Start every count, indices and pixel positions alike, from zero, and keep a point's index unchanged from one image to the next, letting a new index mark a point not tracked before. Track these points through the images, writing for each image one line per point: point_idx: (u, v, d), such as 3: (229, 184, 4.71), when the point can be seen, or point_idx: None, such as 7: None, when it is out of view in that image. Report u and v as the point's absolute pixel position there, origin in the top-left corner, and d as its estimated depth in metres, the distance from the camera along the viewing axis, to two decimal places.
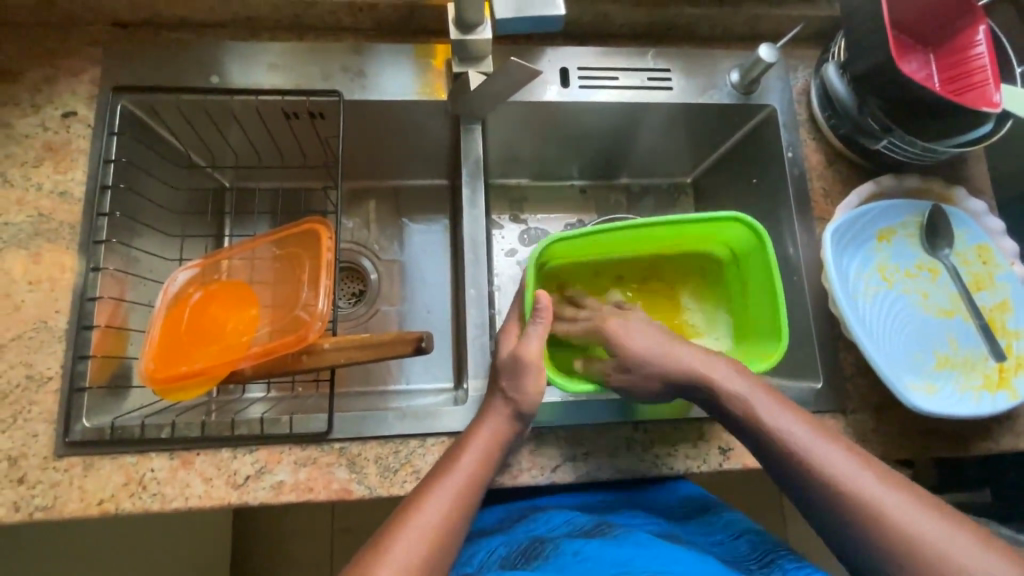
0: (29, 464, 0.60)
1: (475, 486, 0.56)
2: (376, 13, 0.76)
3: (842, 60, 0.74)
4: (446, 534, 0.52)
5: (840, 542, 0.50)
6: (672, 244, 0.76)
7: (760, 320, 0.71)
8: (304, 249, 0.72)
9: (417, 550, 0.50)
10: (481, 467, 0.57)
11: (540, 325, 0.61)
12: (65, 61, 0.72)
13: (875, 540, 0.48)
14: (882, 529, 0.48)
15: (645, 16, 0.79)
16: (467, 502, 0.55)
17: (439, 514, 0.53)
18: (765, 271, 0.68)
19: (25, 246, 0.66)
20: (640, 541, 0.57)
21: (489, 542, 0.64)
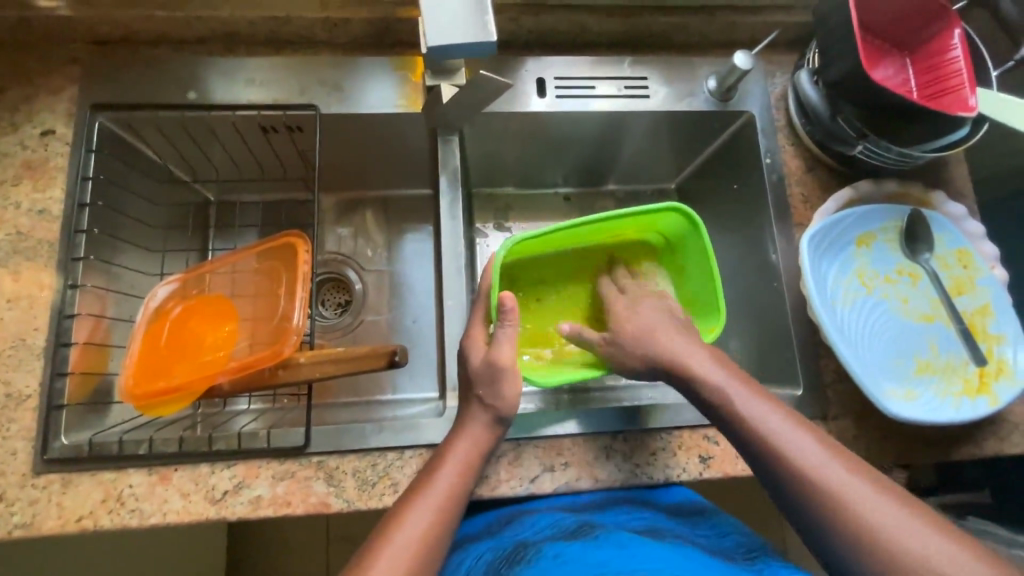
0: (7, 482, 0.61)
1: (453, 499, 0.56)
2: (351, 26, 0.76)
3: (816, 66, 0.74)
4: (429, 539, 0.53)
5: (807, 532, 0.50)
6: (614, 234, 0.76)
7: (701, 299, 0.73)
8: (283, 262, 0.72)
9: (400, 562, 0.50)
10: (464, 476, 0.58)
11: (510, 327, 0.61)
12: (44, 80, 0.72)
13: (840, 530, 0.48)
14: (849, 518, 0.48)
15: (621, 25, 0.79)
16: (443, 513, 0.55)
17: (421, 528, 0.53)
18: (702, 255, 0.71)
19: (4, 264, 0.66)
20: (620, 542, 0.57)
21: (477, 549, 0.65)
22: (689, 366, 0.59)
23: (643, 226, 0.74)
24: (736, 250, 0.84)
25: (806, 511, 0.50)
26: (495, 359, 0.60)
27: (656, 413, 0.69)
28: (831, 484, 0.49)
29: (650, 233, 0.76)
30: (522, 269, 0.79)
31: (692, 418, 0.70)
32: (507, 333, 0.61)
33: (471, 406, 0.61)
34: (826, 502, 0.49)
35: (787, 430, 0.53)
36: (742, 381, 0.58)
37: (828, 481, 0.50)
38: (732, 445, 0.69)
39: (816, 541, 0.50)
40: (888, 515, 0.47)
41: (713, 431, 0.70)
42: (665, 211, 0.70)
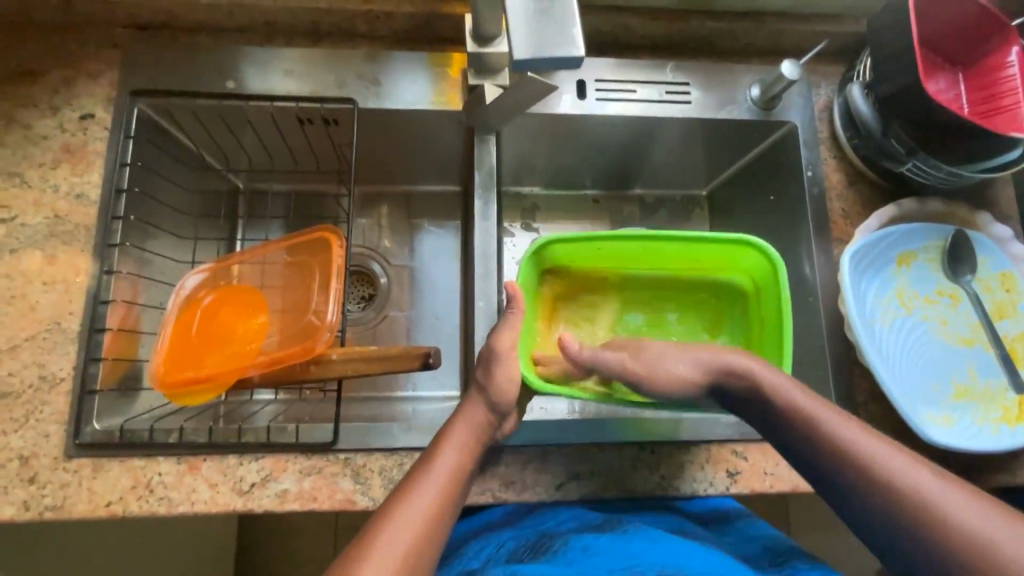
0: (40, 464, 0.61)
1: (450, 495, 0.53)
2: (392, 20, 0.75)
3: (867, 79, 0.72)
4: (436, 513, 0.51)
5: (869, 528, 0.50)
6: (702, 266, 0.76)
7: (772, 349, 0.68)
8: (315, 256, 0.72)
9: (406, 541, 0.48)
10: (464, 457, 0.56)
11: (514, 315, 0.62)
12: (85, 64, 0.72)
13: (915, 531, 0.47)
14: (905, 500, 0.48)
15: (665, 28, 0.77)
16: (446, 501, 0.53)
17: (426, 505, 0.51)
18: (776, 303, 0.68)
19: (40, 247, 0.66)
20: (650, 537, 0.57)
21: (498, 537, 0.64)
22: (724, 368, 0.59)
23: (726, 262, 0.74)
24: None
25: (876, 510, 0.49)
26: (499, 343, 0.60)
27: (687, 428, 0.68)
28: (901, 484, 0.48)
29: (734, 272, 0.76)
30: (559, 277, 0.78)
31: (721, 433, 0.69)
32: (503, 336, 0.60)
33: (501, 401, 0.60)
34: (882, 485, 0.49)
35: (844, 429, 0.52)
36: (797, 382, 0.56)
37: (899, 481, 0.48)
38: (761, 461, 0.69)
39: (884, 539, 0.49)
40: (947, 497, 0.47)
41: (742, 447, 0.69)
42: (746, 246, 0.70)
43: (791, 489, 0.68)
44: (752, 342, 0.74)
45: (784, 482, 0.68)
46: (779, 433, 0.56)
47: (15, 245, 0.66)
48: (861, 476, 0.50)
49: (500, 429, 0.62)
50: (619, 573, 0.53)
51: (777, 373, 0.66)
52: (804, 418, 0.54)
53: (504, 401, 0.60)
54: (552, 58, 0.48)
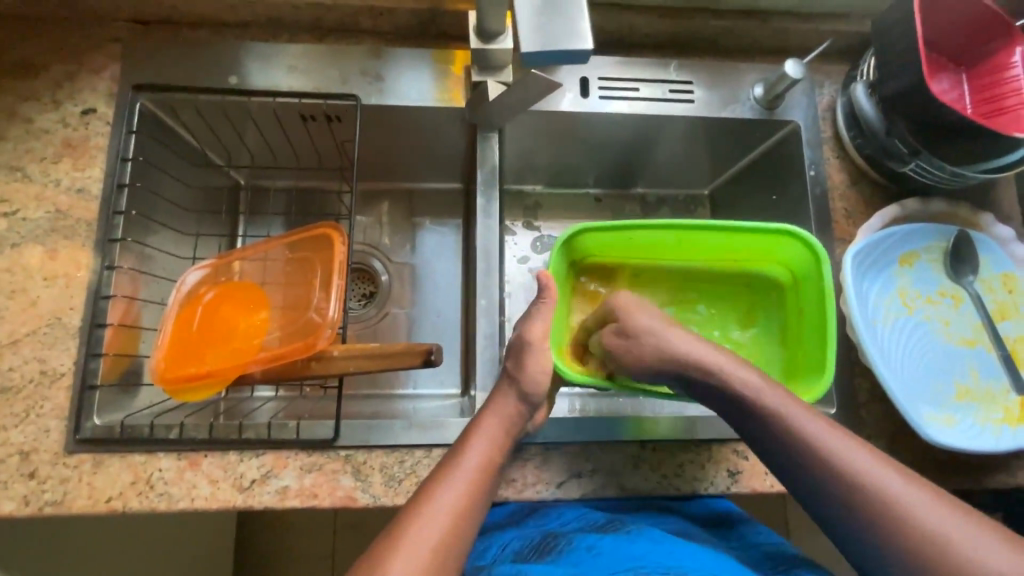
0: (40, 459, 0.61)
1: (481, 487, 0.53)
2: (395, 16, 0.75)
3: (871, 79, 0.72)
4: (467, 507, 0.51)
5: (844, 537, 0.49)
6: (738, 258, 0.76)
7: (813, 344, 0.68)
8: (317, 253, 0.72)
9: (439, 535, 0.48)
10: (494, 449, 0.56)
11: (546, 305, 0.62)
12: (86, 58, 0.72)
13: (882, 533, 0.46)
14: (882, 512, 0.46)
15: (668, 27, 0.77)
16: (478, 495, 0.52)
17: (456, 499, 0.51)
18: (819, 297, 0.68)
19: (41, 242, 0.66)
20: (654, 538, 0.57)
21: (501, 536, 0.63)
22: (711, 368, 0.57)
23: (764, 253, 0.74)
24: None
25: (848, 511, 0.48)
26: (530, 334, 0.60)
27: (689, 428, 0.68)
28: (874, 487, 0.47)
29: (771, 265, 0.75)
30: (585, 268, 0.78)
31: (722, 432, 0.68)
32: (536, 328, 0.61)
33: (502, 399, 0.60)
34: (858, 496, 0.47)
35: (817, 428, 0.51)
36: (773, 382, 0.55)
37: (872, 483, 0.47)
38: (762, 461, 0.69)
39: (860, 551, 0.48)
40: (925, 511, 0.46)
41: (743, 447, 0.69)
42: (788, 238, 0.69)
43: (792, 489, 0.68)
44: (790, 331, 0.75)
45: (785, 482, 0.67)
46: (751, 431, 0.54)
47: (16, 240, 0.66)
48: (835, 477, 0.49)
49: (531, 422, 0.62)
50: (623, 572, 0.52)
51: (816, 370, 0.66)
52: (778, 417, 0.53)
53: (511, 397, 0.59)
54: (561, 53, 0.49)
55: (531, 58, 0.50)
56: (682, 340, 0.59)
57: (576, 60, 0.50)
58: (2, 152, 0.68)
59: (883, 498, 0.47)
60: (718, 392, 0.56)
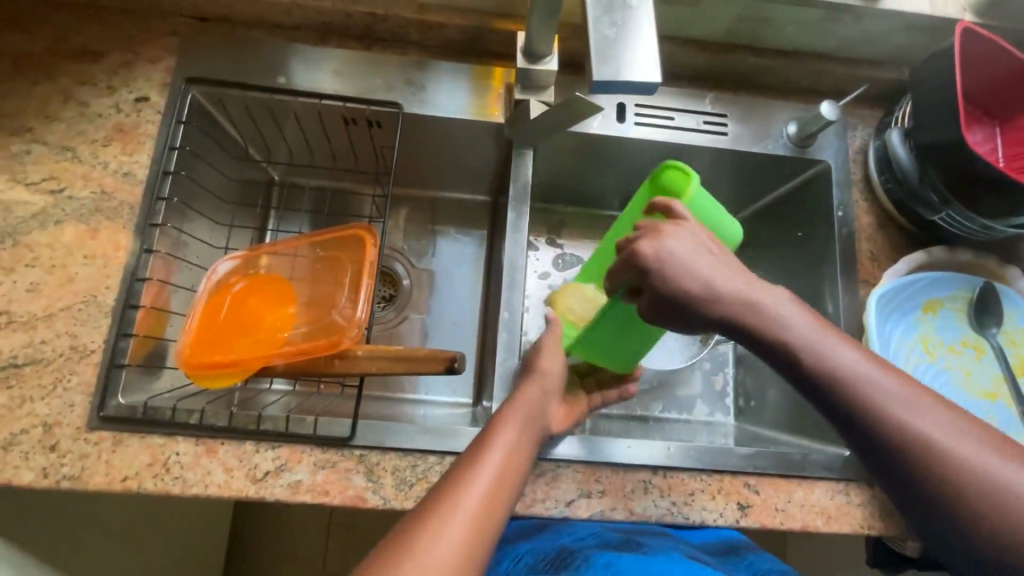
0: (62, 433, 0.62)
1: (504, 484, 0.52)
2: (444, 31, 0.77)
3: (907, 126, 0.72)
4: (492, 507, 0.50)
5: (899, 488, 0.45)
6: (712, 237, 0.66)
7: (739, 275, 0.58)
8: (347, 253, 0.74)
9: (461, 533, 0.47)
10: (518, 447, 0.56)
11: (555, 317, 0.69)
12: (145, 48, 0.75)
13: (945, 490, 0.43)
14: (940, 462, 0.43)
15: (708, 60, 0.79)
16: (502, 493, 0.52)
17: (480, 497, 0.50)
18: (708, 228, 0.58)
19: (84, 221, 0.68)
20: (671, 559, 0.58)
21: (515, 550, 0.66)
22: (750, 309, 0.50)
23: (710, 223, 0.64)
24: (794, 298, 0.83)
25: (909, 467, 0.44)
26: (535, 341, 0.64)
27: (699, 454, 0.69)
28: (921, 433, 0.44)
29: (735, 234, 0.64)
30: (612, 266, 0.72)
31: (733, 463, 0.69)
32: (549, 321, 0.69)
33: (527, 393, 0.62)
34: (911, 446, 0.44)
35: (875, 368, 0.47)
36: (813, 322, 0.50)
37: (930, 436, 0.44)
38: (772, 497, 0.68)
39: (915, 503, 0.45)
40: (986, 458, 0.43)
41: (755, 480, 0.69)
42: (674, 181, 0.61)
43: (801, 527, 0.68)
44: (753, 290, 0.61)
45: (795, 520, 0.67)
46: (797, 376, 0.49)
47: (60, 217, 0.68)
48: (884, 422, 0.45)
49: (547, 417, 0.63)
50: None
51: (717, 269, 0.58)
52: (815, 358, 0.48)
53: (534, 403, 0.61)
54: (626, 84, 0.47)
55: (600, 89, 0.47)
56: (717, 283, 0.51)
57: (644, 93, 0.48)
58: (55, 132, 0.70)
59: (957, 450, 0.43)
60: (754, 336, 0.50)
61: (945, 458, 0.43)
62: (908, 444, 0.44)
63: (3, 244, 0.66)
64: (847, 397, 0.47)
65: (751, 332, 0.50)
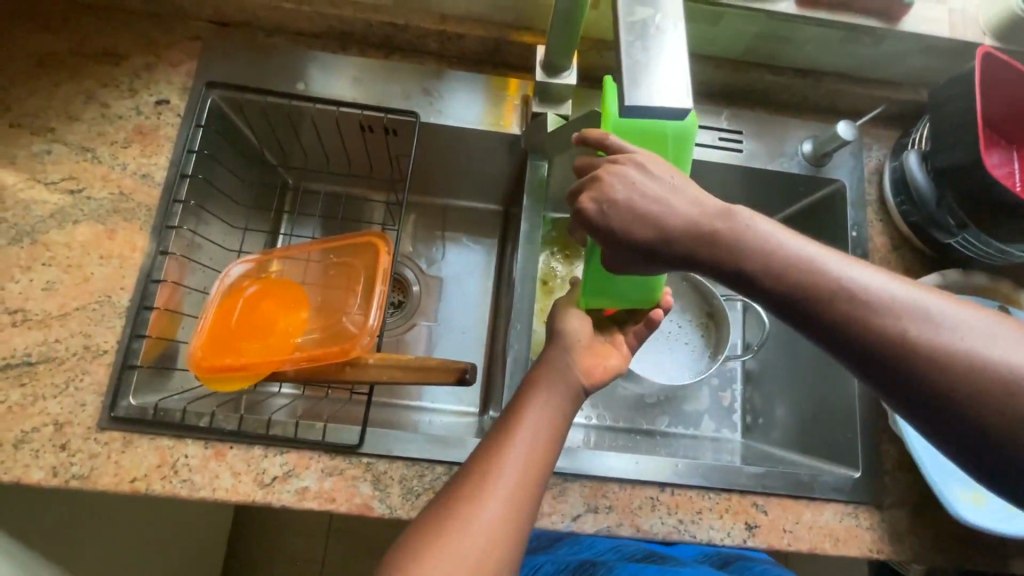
0: (72, 432, 0.62)
1: (527, 490, 0.50)
2: (462, 42, 0.78)
3: (925, 149, 0.72)
4: (514, 519, 0.48)
5: (926, 411, 0.41)
6: None
7: None
8: (360, 260, 0.74)
9: (490, 531, 0.47)
10: (540, 450, 0.52)
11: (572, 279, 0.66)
12: (167, 52, 0.75)
13: (977, 399, 0.39)
14: (967, 369, 0.39)
15: (725, 77, 0.79)
16: (523, 501, 0.49)
17: (500, 510, 0.48)
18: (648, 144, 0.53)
19: (102, 221, 0.69)
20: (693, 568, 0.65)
21: (539, 558, 0.73)
22: (719, 240, 0.47)
23: None
24: None
25: (929, 382, 0.40)
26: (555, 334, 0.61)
27: (708, 472, 0.69)
28: (936, 339, 0.40)
29: None
30: None
31: (743, 482, 0.68)
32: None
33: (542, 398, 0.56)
34: (927, 355, 0.40)
35: (853, 272, 0.43)
36: (790, 240, 0.46)
37: (944, 340, 0.40)
38: (780, 517, 0.68)
39: (948, 423, 0.40)
40: (1008, 350, 0.39)
41: (763, 500, 0.68)
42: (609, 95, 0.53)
43: (809, 549, 0.67)
44: None
45: (803, 542, 0.67)
46: (785, 309, 0.45)
47: (78, 217, 0.68)
48: (889, 339, 0.41)
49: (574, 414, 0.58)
50: None
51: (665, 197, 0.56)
52: (802, 284, 0.44)
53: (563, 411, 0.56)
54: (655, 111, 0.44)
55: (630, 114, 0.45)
56: (676, 214, 0.48)
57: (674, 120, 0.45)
58: (76, 132, 0.71)
59: (951, 349, 0.39)
60: (729, 269, 0.47)
61: (968, 362, 0.39)
62: (901, 353, 0.41)
63: (20, 242, 0.66)
64: (842, 317, 0.43)
65: (725, 265, 0.47)
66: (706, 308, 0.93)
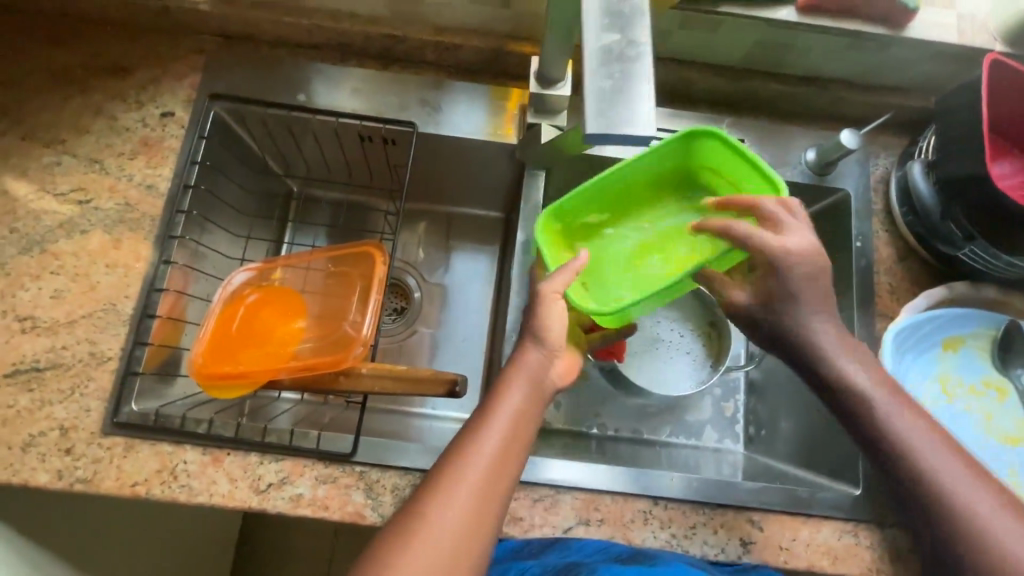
0: (77, 437, 0.64)
1: (495, 484, 0.50)
2: (460, 52, 0.78)
3: (930, 159, 0.70)
4: (482, 513, 0.49)
5: (904, 500, 0.55)
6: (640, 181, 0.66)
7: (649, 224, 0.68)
8: (358, 269, 0.75)
9: (453, 533, 0.48)
10: (512, 443, 0.52)
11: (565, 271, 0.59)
12: (172, 65, 0.77)
13: (934, 505, 0.53)
14: (931, 485, 0.53)
15: (726, 85, 0.78)
16: (492, 495, 0.50)
17: (469, 504, 0.49)
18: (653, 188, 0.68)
19: (108, 231, 0.71)
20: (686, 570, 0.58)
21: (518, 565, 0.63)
22: (815, 347, 0.58)
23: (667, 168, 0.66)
24: None
25: (909, 484, 0.54)
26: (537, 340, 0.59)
27: (704, 486, 0.68)
28: (921, 458, 0.54)
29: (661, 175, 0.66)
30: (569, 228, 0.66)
31: (738, 497, 0.67)
32: (575, 263, 0.58)
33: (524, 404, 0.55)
34: (906, 464, 0.54)
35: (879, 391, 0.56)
36: (849, 350, 0.59)
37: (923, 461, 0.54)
38: (777, 534, 0.67)
39: (911, 511, 0.54)
40: (964, 486, 0.52)
41: (759, 517, 0.67)
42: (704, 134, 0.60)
43: (806, 567, 0.66)
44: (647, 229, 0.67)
45: (799, 560, 0.66)
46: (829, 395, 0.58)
47: (85, 227, 0.70)
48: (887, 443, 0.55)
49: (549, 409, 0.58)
50: None
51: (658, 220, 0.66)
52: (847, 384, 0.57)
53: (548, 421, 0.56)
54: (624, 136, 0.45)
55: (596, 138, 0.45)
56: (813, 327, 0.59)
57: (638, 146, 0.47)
58: (84, 144, 0.73)
59: (927, 469, 0.53)
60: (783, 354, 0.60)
61: (934, 479, 0.53)
62: (898, 455, 0.54)
63: (31, 252, 0.69)
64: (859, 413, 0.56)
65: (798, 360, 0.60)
66: (707, 317, 0.92)
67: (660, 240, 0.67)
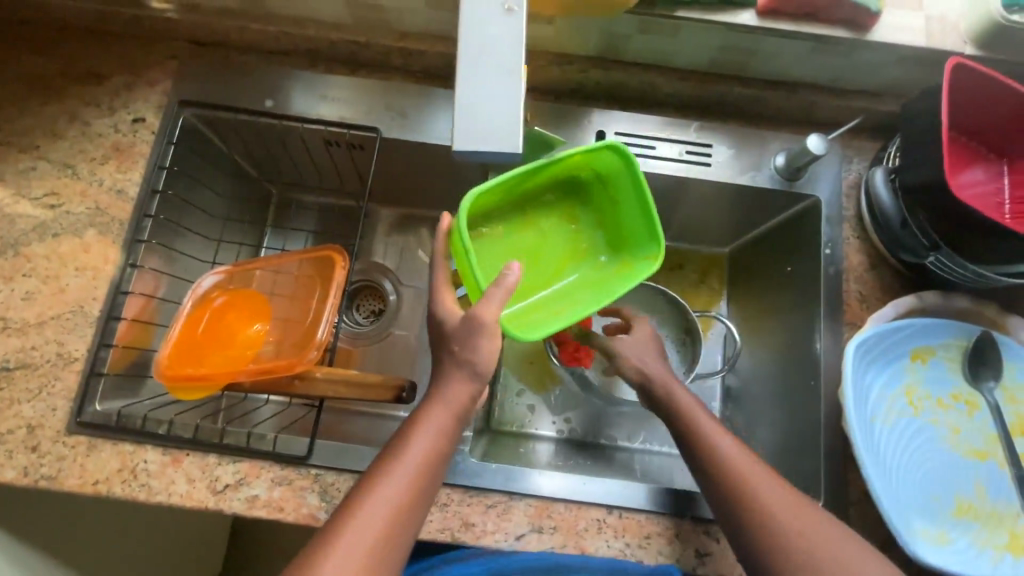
0: (43, 435, 0.66)
1: (417, 491, 0.53)
2: (425, 57, 0.79)
3: (892, 166, 0.69)
4: (403, 517, 0.51)
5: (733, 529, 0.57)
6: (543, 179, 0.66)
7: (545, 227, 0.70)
8: (320, 273, 0.75)
9: (369, 538, 0.50)
10: (437, 453, 0.54)
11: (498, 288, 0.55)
12: (144, 72, 0.79)
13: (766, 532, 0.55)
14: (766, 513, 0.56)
15: (692, 89, 0.77)
16: (416, 498, 0.52)
17: (388, 509, 0.51)
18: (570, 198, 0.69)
19: (79, 235, 0.72)
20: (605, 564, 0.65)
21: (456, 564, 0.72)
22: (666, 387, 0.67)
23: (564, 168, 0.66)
24: (781, 336, 0.80)
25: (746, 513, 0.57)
26: None
27: (659, 496, 0.67)
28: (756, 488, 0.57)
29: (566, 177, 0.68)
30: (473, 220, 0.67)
31: (695, 508, 0.66)
32: (509, 281, 0.55)
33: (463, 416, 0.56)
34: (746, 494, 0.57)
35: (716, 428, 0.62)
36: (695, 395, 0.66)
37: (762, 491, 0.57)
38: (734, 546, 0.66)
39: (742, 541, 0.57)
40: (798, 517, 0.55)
41: (717, 528, 0.66)
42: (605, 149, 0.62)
43: None
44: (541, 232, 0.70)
45: None
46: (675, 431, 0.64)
47: (57, 230, 0.72)
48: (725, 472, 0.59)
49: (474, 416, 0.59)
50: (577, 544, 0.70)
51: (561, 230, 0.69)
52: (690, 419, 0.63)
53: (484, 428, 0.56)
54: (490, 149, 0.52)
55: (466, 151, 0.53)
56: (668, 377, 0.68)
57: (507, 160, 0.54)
58: (58, 150, 0.75)
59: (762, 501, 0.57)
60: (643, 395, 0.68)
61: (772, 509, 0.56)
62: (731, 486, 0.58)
63: (5, 254, 0.71)
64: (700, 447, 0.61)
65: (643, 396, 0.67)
66: (683, 324, 0.87)
67: (531, 244, 0.71)
